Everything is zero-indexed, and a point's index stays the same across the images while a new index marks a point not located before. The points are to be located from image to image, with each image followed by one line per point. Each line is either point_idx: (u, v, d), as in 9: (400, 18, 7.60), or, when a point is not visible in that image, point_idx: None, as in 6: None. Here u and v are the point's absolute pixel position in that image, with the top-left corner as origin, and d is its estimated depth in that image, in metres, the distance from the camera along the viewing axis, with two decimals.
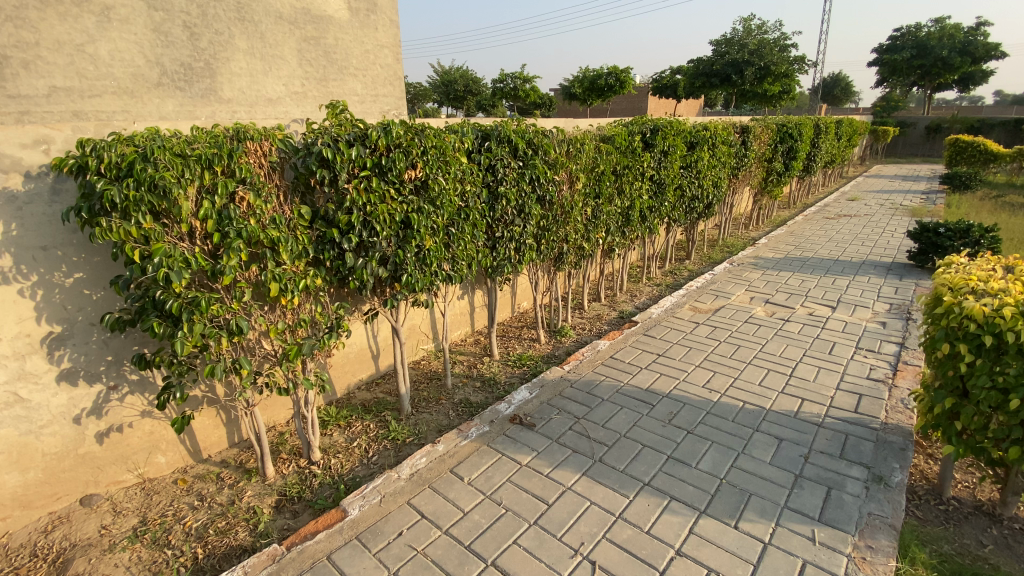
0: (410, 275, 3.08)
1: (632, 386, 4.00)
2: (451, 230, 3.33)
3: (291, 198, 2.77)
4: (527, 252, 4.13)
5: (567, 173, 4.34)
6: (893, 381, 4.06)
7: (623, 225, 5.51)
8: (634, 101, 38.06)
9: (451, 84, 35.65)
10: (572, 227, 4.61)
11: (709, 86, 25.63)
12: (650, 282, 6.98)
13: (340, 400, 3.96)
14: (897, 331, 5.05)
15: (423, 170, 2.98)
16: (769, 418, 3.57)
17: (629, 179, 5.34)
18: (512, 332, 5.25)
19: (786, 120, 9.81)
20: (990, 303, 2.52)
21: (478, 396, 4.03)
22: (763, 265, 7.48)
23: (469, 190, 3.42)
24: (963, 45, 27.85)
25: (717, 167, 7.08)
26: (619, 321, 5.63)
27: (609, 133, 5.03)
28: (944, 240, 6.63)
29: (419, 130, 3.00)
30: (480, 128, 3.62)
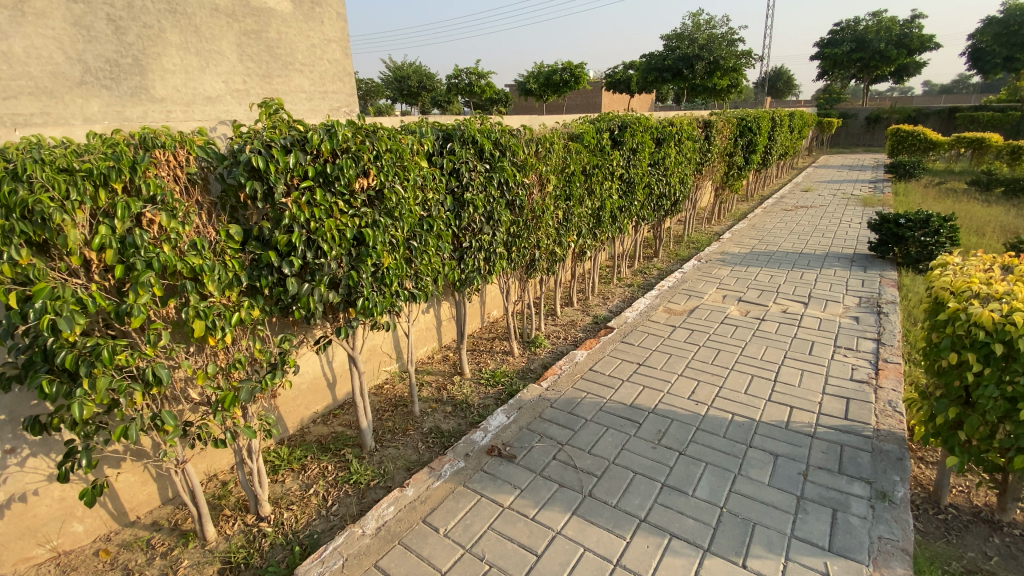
0: (367, 299, 2.68)
1: (616, 402, 3.73)
2: (412, 244, 2.94)
3: (218, 216, 2.33)
4: (497, 262, 3.80)
5: (537, 174, 4.01)
6: (877, 381, 3.94)
7: (594, 227, 5.26)
8: (589, 96, 38.22)
9: (405, 79, 34.69)
10: (544, 232, 4.30)
11: (662, 81, 25.98)
12: (621, 283, 6.77)
13: (294, 437, 3.57)
14: (871, 326, 5.00)
15: (378, 178, 2.58)
16: (761, 430, 3.36)
17: (599, 179, 5.08)
18: (483, 345, 4.91)
19: (745, 114, 9.84)
20: (998, 308, 2.37)
21: (449, 423, 3.67)
22: (731, 261, 7.41)
23: (430, 198, 3.04)
24: (898, 38, 29.33)
25: (684, 164, 6.94)
26: (594, 327, 5.38)
27: (577, 130, 4.75)
28: (905, 231, 6.74)
29: (371, 132, 2.58)
30: (441, 128, 3.23)
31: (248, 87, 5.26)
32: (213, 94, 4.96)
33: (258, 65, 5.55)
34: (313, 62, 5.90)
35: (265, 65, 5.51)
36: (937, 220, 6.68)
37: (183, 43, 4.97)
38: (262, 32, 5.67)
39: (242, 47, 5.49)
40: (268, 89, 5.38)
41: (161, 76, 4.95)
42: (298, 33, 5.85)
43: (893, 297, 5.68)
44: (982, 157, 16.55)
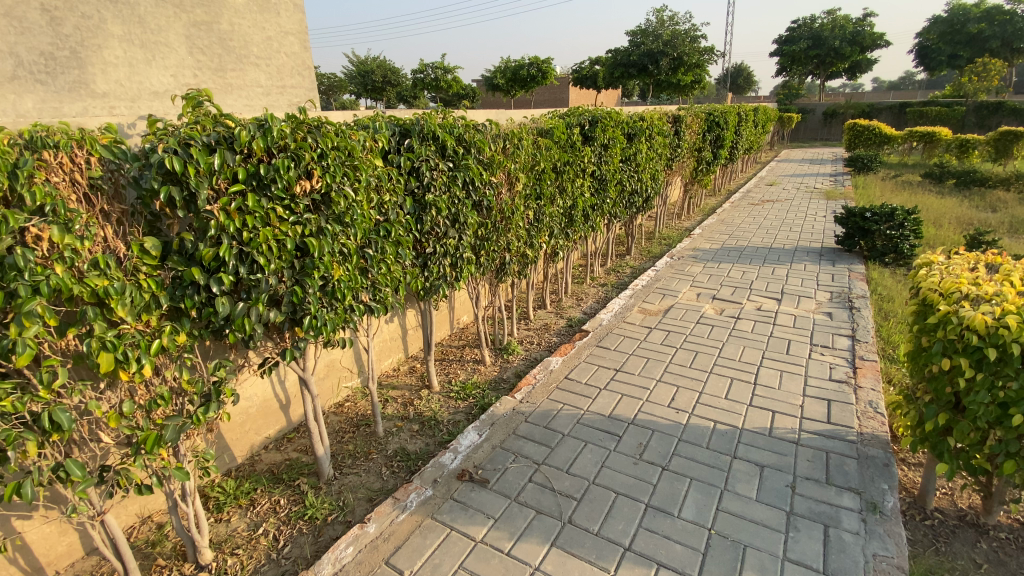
0: (315, 316, 2.37)
1: (593, 413, 3.52)
2: (367, 252, 2.64)
3: (132, 227, 1.99)
4: (465, 267, 3.53)
5: (505, 171, 3.74)
6: (856, 381, 3.86)
7: (566, 227, 5.05)
8: (557, 92, 38.16)
9: (369, 74, 33.77)
10: (515, 233, 4.05)
11: (627, 77, 26.05)
12: (594, 282, 6.60)
13: (242, 467, 3.25)
14: (845, 322, 4.95)
15: (324, 180, 2.27)
16: (744, 439, 3.21)
17: (570, 176, 4.86)
18: (453, 353, 4.63)
19: (712, 108, 9.82)
20: (990, 311, 2.24)
21: (416, 444, 3.39)
22: (702, 257, 7.33)
23: (387, 201, 2.74)
24: (852, 35, 30.28)
25: (654, 159, 6.81)
26: (568, 330, 5.17)
27: (548, 125, 4.51)
28: (871, 224, 6.79)
29: (314, 127, 2.27)
30: (398, 123, 2.92)
31: (199, 76, 3.82)
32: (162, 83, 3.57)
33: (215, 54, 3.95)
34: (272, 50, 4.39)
35: (222, 53, 3.98)
36: (902, 213, 6.75)
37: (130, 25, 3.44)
38: (222, 21, 3.99)
39: (199, 36, 3.84)
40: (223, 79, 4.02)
41: (102, 61, 3.28)
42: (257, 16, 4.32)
43: (863, 291, 5.67)
44: (933, 150, 17.22)
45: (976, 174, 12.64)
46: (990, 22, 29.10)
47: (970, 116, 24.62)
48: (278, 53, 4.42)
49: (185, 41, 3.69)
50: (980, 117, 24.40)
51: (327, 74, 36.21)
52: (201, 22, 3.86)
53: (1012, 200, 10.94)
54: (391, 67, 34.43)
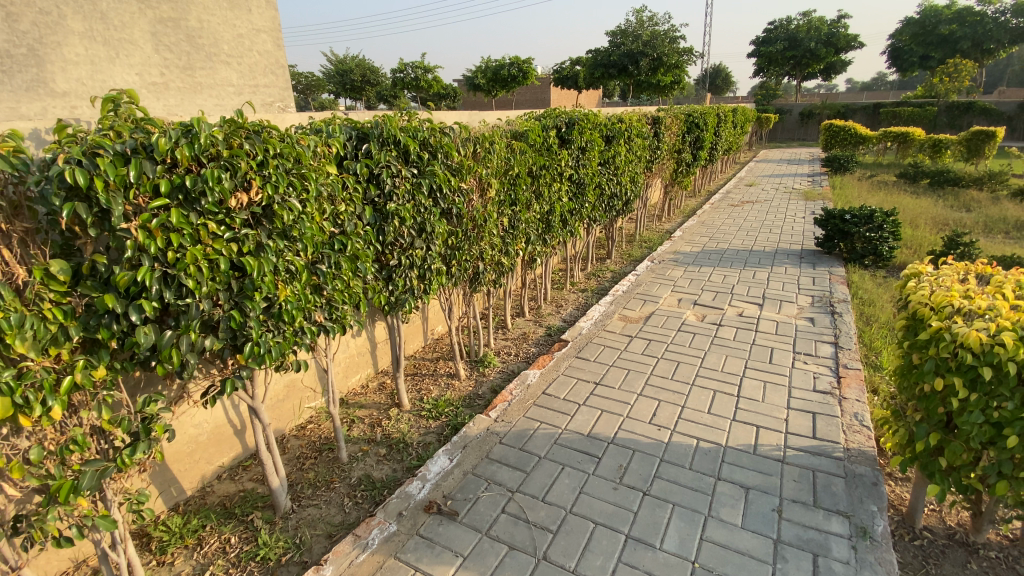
0: (258, 342, 2.14)
1: (571, 432, 3.33)
2: (319, 268, 2.42)
3: (37, 249, 1.72)
4: (433, 279, 3.31)
5: (476, 176, 3.53)
6: (840, 391, 3.75)
7: (543, 233, 4.86)
8: (538, 92, 38.09)
9: (348, 73, 33.29)
10: (488, 241, 3.84)
11: (607, 77, 26.04)
12: (574, 288, 6.43)
13: (192, 501, 2.99)
14: (827, 328, 4.86)
15: (265, 191, 2.04)
16: (729, 458, 3.06)
17: (547, 180, 4.68)
18: (426, 366, 4.40)
19: (691, 109, 9.75)
20: (985, 327, 2.11)
21: (382, 470, 3.18)
22: (683, 261, 7.21)
23: (342, 212, 2.52)
24: (827, 37, 30.80)
25: (634, 162, 6.67)
26: (547, 340, 4.98)
27: (523, 127, 4.32)
28: (850, 226, 6.77)
29: (253, 132, 2.04)
30: (356, 126, 2.69)
31: (162, 72, 6.30)
32: (125, 77, 6.03)
33: (182, 47, 6.51)
34: (242, 46, 7.14)
35: (189, 48, 6.56)
36: (881, 215, 6.71)
37: (93, 22, 5.73)
38: (190, 18, 6.50)
39: (165, 31, 6.26)
40: (190, 73, 6.65)
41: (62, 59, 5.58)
42: (230, 15, 6.97)
43: (845, 296, 5.60)
44: (907, 150, 17.52)
45: (949, 173, 12.83)
46: (960, 24, 29.84)
47: (940, 116, 25.21)
48: (249, 51, 7.23)
49: (147, 37, 6.08)
50: (950, 117, 25.01)
51: (304, 72, 35.53)
52: (169, 19, 6.30)
53: (984, 200, 11.11)
54: (370, 65, 33.94)
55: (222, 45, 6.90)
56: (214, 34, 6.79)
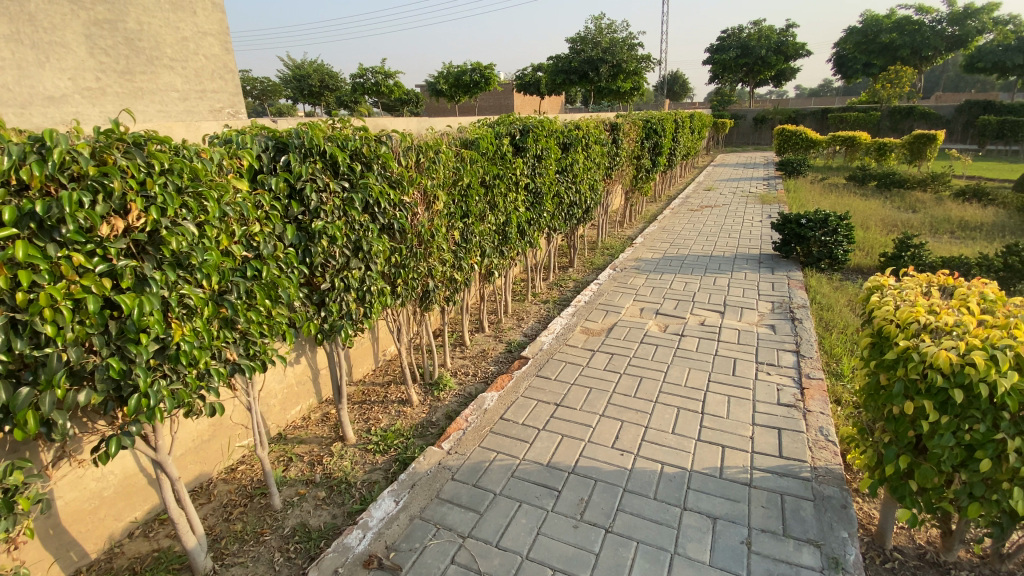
0: (147, 392, 1.86)
1: (529, 462, 3.09)
2: (226, 298, 2.12)
3: None
4: (375, 301, 3.01)
5: (420, 187, 3.25)
6: (804, 404, 3.64)
7: (499, 245, 4.62)
8: (502, 98, 38.08)
9: (305, 78, 32.42)
10: (437, 257, 3.57)
11: (568, 83, 26.15)
12: (536, 299, 6.20)
13: (96, 565, 2.60)
14: (788, 336, 4.79)
15: (147, 215, 1.76)
16: (694, 484, 2.89)
17: (501, 190, 4.44)
18: (375, 393, 4.08)
19: (649, 116, 9.76)
20: (954, 346, 2.00)
21: (320, 516, 2.87)
22: (645, 268, 7.11)
23: (256, 233, 2.22)
24: (777, 44, 31.97)
25: (593, 169, 6.55)
26: (507, 357, 4.70)
27: (473, 135, 4.07)
28: (806, 231, 6.83)
29: (134, 146, 1.76)
30: (274, 135, 2.39)
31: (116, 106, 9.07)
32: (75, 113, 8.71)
33: (108, 50, 9.38)
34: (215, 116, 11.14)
35: (120, 49, 9.52)
36: (834, 219, 6.79)
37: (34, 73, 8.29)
38: (122, 22, 9.51)
39: (104, 39, 9.25)
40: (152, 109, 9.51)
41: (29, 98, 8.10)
42: None
43: (803, 301, 5.59)
44: (854, 153, 18.24)
45: (895, 176, 13.35)
46: (899, 33, 31.52)
47: (883, 121, 26.52)
48: (200, 56, 10.87)
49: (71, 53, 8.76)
50: (893, 121, 26.33)
51: (260, 78, 34.48)
52: (101, 20, 9.23)
53: (928, 201, 11.57)
54: (328, 70, 33.21)
55: (164, 49, 10.31)
56: (140, 36, 9.87)
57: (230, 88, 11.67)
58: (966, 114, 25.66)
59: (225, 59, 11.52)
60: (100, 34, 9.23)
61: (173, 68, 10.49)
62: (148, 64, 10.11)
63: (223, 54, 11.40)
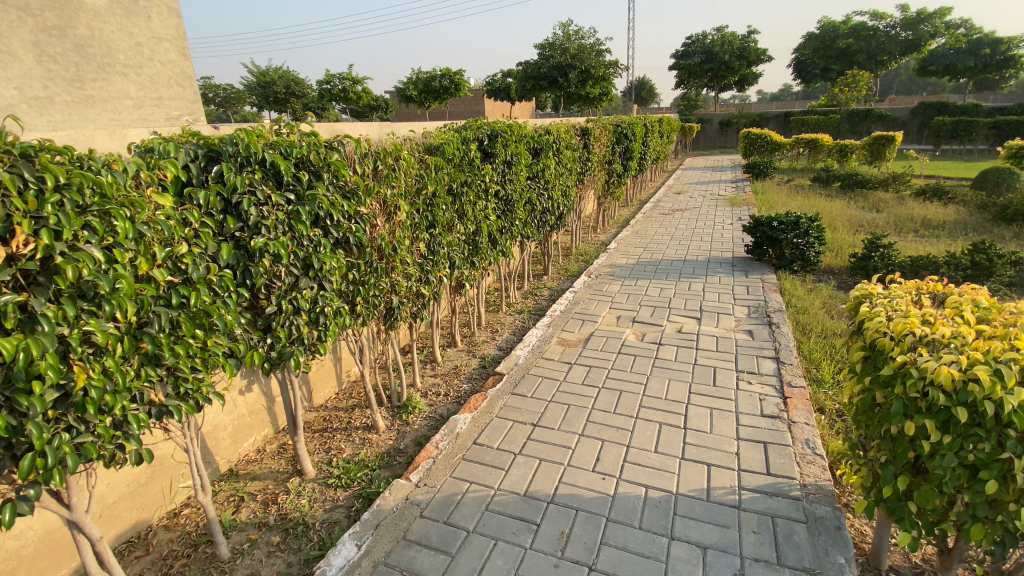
0: (44, 449, 1.58)
1: (505, 492, 2.86)
2: (145, 331, 1.84)
3: None
4: (330, 322, 2.73)
5: (379, 196, 2.98)
6: (789, 414, 3.51)
7: (469, 256, 4.38)
8: (473, 104, 37.92)
9: (270, 85, 31.66)
10: (401, 271, 3.30)
11: (538, 89, 26.17)
12: (511, 309, 5.97)
13: None
14: (768, 341, 4.68)
15: (37, 240, 1.48)
16: (682, 509, 2.70)
17: (470, 198, 4.20)
18: (338, 419, 3.78)
19: (619, 120, 9.71)
20: (955, 361, 1.87)
21: (272, 566, 2.58)
22: (620, 274, 6.97)
23: (183, 254, 1.94)
24: (739, 50, 32.80)
25: (565, 175, 6.38)
26: (481, 373, 4.42)
27: (438, 139, 3.82)
28: (778, 233, 6.81)
29: (20, 159, 1.48)
30: (206, 142, 2.10)
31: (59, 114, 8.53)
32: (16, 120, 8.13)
33: (59, 57, 8.88)
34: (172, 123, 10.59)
35: (72, 56, 9.00)
36: (805, 221, 6.78)
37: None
38: (73, 29, 9.00)
39: (52, 45, 8.76)
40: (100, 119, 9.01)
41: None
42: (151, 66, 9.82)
43: (779, 305, 5.52)
44: (817, 155, 18.72)
45: (858, 176, 13.69)
46: (855, 39, 32.71)
47: (843, 123, 27.41)
48: (158, 63, 10.31)
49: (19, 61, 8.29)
50: (852, 123, 27.23)
51: (223, 85, 33.51)
52: (52, 27, 8.74)
53: (890, 201, 11.87)
54: (293, 77, 32.47)
55: (118, 56, 9.76)
56: (93, 42, 9.35)
57: (188, 96, 11.10)
58: (919, 116, 26.76)
59: (182, 65, 11.01)
60: (49, 41, 8.72)
61: (126, 75, 9.89)
62: (101, 71, 9.50)
63: (181, 60, 10.82)
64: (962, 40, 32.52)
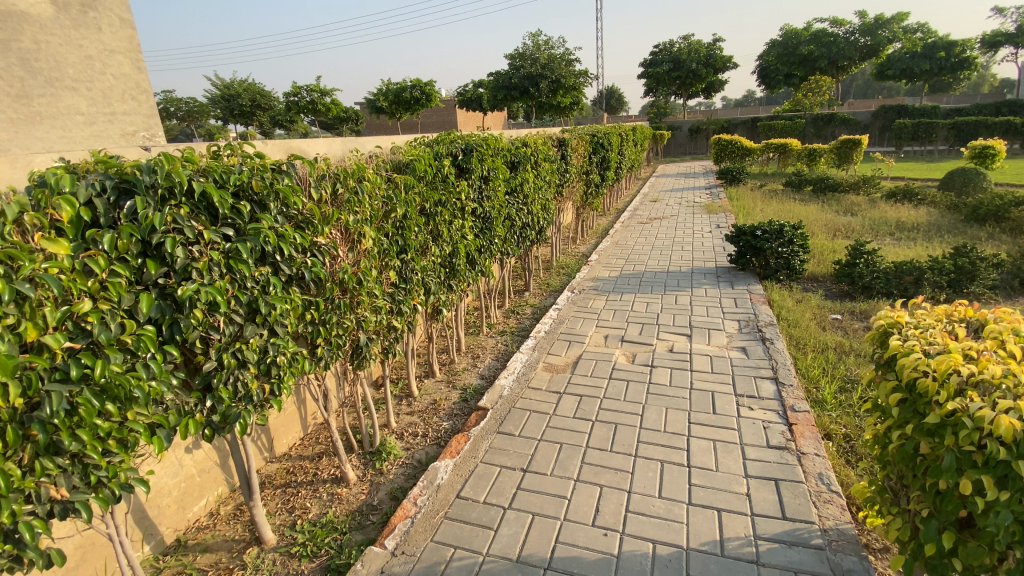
0: None
1: (495, 557, 2.51)
2: (36, 416, 1.45)
3: None
4: (283, 373, 2.36)
5: (339, 223, 2.61)
6: (796, 444, 3.26)
7: (445, 279, 4.01)
8: (444, 114, 37.60)
9: (234, 99, 30.74)
10: (368, 305, 2.92)
11: (510, 99, 26.03)
12: (491, 331, 5.60)
13: None
14: (763, 359, 4.45)
15: None
16: (695, 568, 2.40)
17: (445, 218, 3.84)
18: (303, 471, 3.38)
19: (595, 129, 9.50)
20: (1012, 408, 1.63)
21: None
22: (604, 289, 6.69)
23: (87, 312, 1.55)
24: (706, 58, 33.43)
25: (543, 188, 6.09)
26: (462, 408, 4.04)
27: (408, 156, 3.46)
28: (762, 243, 6.65)
29: None
30: (119, 169, 1.70)
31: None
32: None
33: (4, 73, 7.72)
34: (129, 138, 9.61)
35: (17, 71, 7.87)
36: (789, 230, 6.64)
37: None
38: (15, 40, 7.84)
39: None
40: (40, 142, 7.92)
41: None
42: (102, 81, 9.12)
43: (770, 318, 5.31)
44: (786, 160, 19.01)
45: (829, 180, 13.84)
46: (816, 45, 33.69)
47: (808, 127, 28.07)
48: (106, 75, 9.22)
49: None
50: (817, 128, 27.92)
51: (184, 98, 32.38)
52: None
53: (863, 203, 11.98)
54: (259, 89, 31.56)
55: (67, 70, 8.62)
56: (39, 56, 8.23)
57: (144, 110, 10.05)
58: (880, 119, 27.63)
59: (139, 78, 9.87)
60: None
61: (77, 90, 8.77)
62: (46, 86, 8.32)
63: (136, 73, 9.76)
64: (916, 45, 33.83)
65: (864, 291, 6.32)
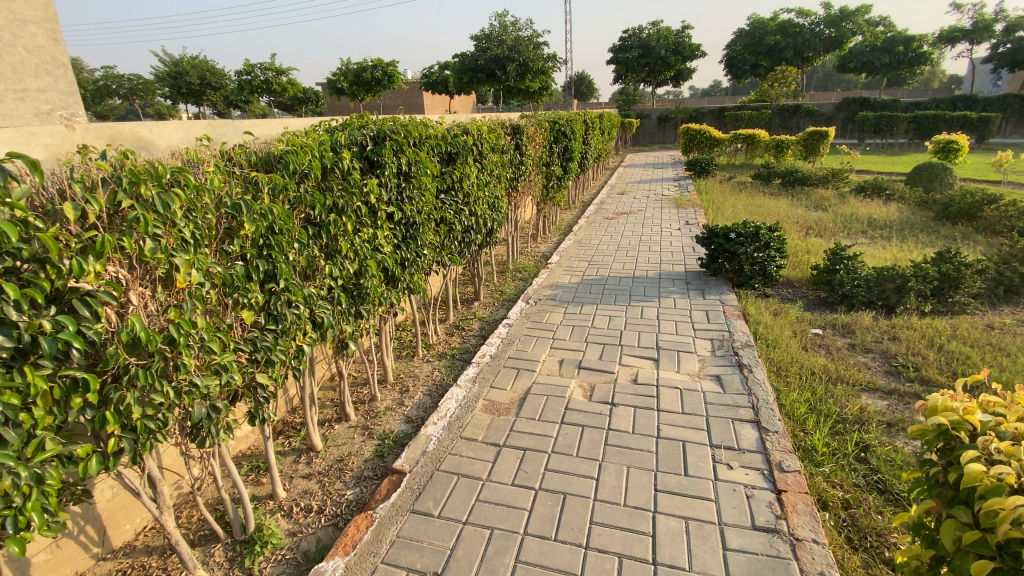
0: None
1: None
2: None
3: None
4: (17, 500, 1.48)
5: (128, 253, 1.72)
6: (786, 522, 2.57)
7: (351, 306, 3.13)
8: (410, 99, 36.09)
9: (180, 76, 28.27)
10: (199, 365, 2.03)
11: (476, 82, 24.79)
12: (429, 353, 4.75)
13: None
14: (740, 392, 3.77)
15: None
16: None
17: (345, 227, 2.95)
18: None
19: (556, 116, 8.66)
20: None
21: None
22: (563, 298, 5.91)
23: None
24: (675, 45, 32.89)
25: (491, 183, 5.24)
26: (376, 468, 3.18)
27: (284, 146, 2.55)
28: (736, 246, 6.01)
29: None
30: None
31: None
32: None
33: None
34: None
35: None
36: (764, 232, 6.03)
37: None
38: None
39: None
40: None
41: None
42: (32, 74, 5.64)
43: (746, 338, 4.65)
44: (755, 151, 18.67)
45: (797, 173, 13.44)
46: (783, 35, 33.61)
47: (774, 118, 27.96)
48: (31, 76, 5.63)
49: None
50: (783, 119, 27.92)
51: (125, 75, 29.76)
52: None
53: (831, 198, 11.61)
54: (207, 66, 29.16)
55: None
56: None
57: None
58: (843, 111, 27.85)
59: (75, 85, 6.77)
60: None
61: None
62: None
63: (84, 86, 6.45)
64: (877, 38, 34.26)
65: (844, 300, 5.74)
